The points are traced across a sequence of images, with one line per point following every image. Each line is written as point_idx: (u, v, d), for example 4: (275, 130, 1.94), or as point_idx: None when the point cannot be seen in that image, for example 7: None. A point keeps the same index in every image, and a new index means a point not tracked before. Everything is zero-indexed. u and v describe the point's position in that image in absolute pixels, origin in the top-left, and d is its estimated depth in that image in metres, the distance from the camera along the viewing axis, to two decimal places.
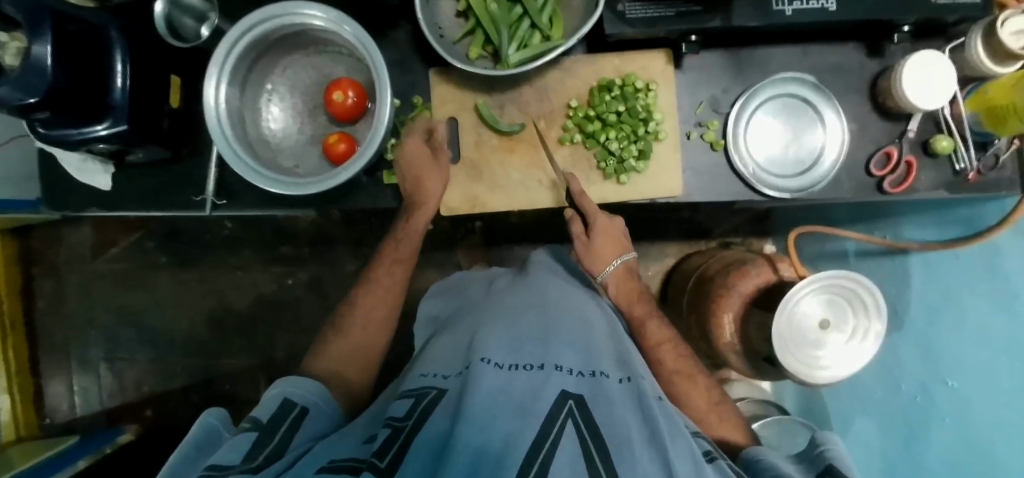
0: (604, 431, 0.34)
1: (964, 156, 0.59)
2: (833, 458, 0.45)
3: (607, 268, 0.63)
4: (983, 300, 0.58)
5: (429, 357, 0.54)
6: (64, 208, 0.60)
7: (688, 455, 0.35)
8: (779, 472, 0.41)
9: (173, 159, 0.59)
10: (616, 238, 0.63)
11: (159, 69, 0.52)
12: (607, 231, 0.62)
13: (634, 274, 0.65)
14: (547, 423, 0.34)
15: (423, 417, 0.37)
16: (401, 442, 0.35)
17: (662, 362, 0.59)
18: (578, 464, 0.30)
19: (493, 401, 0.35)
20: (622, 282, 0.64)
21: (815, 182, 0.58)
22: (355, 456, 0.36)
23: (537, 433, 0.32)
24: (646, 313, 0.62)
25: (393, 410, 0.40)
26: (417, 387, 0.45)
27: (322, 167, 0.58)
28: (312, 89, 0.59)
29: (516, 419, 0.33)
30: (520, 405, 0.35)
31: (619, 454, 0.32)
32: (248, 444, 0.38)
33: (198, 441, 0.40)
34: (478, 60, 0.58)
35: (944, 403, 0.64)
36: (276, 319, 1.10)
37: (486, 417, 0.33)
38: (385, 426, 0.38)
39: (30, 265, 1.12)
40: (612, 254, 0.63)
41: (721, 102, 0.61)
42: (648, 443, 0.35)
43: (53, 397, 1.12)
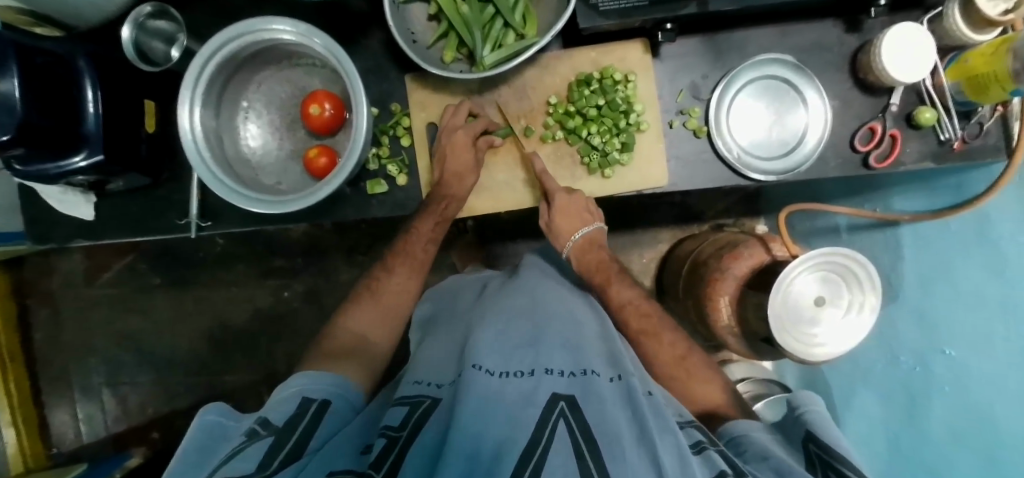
0: (593, 430, 0.37)
1: (948, 126, 0.59)
2: (812, 422, 0.46)
3: (568, 242, 0.63)
4: (976, 268, 0.58)
5: (421, 363, 0.56)
6: (49, 241, 0.60)
7: (678, 450, 0.37)
8: (763, 446, 0.42)
9: (154, 184, 0.59)
10: (575, 216, 0.60)
11: (131, 95, 0.52)
12: (565, 211, 0.59)
13: (598, 242, 0.65)
14: (536, 428, 0.37)
15: (417, 429, 0.40)
16: (399, 449, 0.37)
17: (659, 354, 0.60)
18: (570, 462, 0.33)
19: (483, 409, 0.38)
20: (585, 251, 0.64)
21: (800, 163, 0.58)
22: (353, 469, 0.36)
23: (527, 438, 0.35)
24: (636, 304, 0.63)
25: (388, 419, 0.42)
26: (410, 394, 0.47)
27: (304, 182, 0.58)
28: (289, 104, 0.58)
29: (505, 427, 0.36)
30: (511, 413, 0.38)
31: (609, 452, 0.35)
32: (262, 452, 0.36)
33: (207, 443, 0.39)
34: (453, 64, 0.58)
35: (943, 372, 0.64)
36: (275, 332, 1.11)
37: (476, 429, 0.36)
38: (380, 435, 0.39)
39: (25, 296, 1.12)
40: (572, 230, 0.62)
41: (702, 89, 0.60)
42: (637, 440, 0.37)
43: (59, 425, 1.13)
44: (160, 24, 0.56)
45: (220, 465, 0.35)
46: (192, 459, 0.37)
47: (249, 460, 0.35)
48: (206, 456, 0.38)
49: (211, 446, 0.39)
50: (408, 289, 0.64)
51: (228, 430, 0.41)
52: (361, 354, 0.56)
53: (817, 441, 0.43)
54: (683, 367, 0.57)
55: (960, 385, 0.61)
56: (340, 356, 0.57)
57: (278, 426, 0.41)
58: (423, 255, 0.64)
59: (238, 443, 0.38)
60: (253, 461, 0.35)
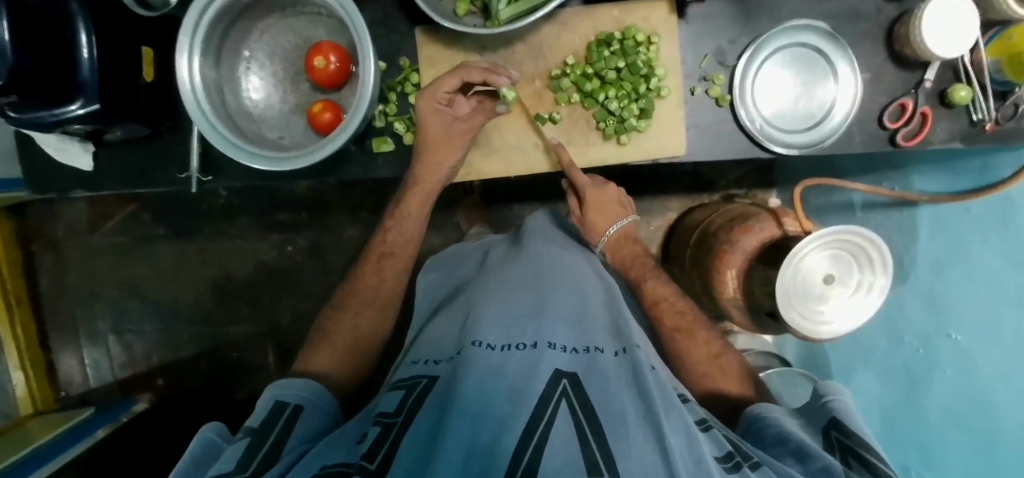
0: (595, 409, 0.37)
1: (982, 106, 0.55)
2: (839, 409, 0.47)
3: (604, 236, 0.69)
4: (996, 257, 0.58)
5: (427, 337, 0.57)
6: (47, 190, 0.58)
7: (682, 428, 0.38)
8: (784, 429, 0.45)
9: (153, 135, 0.57)
10: (608, 209, 0.68)
11: (128, 41, 0.49)
12: (597, 203, 0.67)
13: (631, 239, 0.70)
14: (539, 405, 0.37)
15: (412, 413, 0.40)
16: (390, 443, 0.37)
17: (672, 323, 0.63)
18: (571, 444, 0.33)
19: (484, 388, 0.38)
20: (619, 247, 0.70)
21: (824, 138, 0.56)
22: (346, 462, 0.37)
23: (530, 417, 0.35)
24: (644, 274, 0.66)
25: (384, 405, 0.44)
26: (408, 376, 0.48)
27: (308, 137, 0.56)
28: (292, 54, 0.55)
29: (507, 408, 0.36)
30: (514, 389, 0.38)
31: (612, 432, 0.35)
32: (238, 454, 0.39)
33: (198, 452, 0.41)
34: (466, 18, 0.55)
35: (945, 354, 0.67)
36: (279, 286, 1.11)
37: (478, 407, 0.36)
38: (376, 424, 0.41)
39: (28, 243, 1.12)
40: (606, 223, 0.68)
41: (728, 54, 0.57)
42: (643, 417, 0.38)
43: (67, 370, 1.15)
44: None
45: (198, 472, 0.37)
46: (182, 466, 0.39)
47: (229, 461, 0.38)
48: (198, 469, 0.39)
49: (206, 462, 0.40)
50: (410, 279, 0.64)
51: (220, 448, 0.42)
52: None
53: (842, 428, 0.45)
54: (700, 341, 0.62)
55: (964, 367, 0.64)
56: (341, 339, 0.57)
57: (256, 428, 0.43)
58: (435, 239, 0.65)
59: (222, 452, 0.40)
60: (233, 460, 0.38)
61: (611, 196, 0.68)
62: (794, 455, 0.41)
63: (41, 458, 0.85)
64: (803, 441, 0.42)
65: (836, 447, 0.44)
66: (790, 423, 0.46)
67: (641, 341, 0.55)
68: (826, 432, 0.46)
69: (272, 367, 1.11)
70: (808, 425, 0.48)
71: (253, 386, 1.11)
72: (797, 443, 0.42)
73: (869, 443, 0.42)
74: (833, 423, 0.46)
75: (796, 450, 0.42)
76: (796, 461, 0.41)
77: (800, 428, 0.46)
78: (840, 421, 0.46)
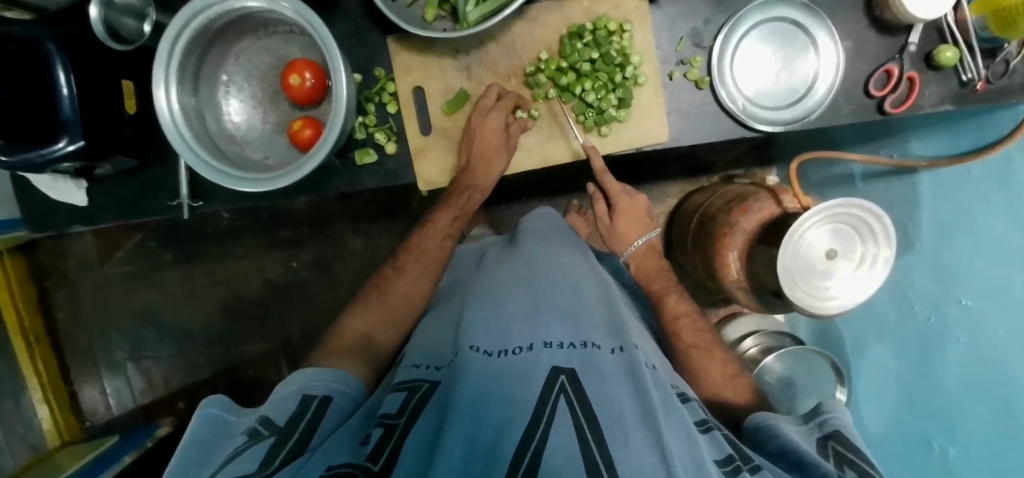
0: (593, 407, 0.37)
1: (971, 65, 0.54)
2: (840, 426, 0.46)
3: (630, 247, 0.70)
4: (998, 218, 0.58)
5: (422, 339, 0.57)
6: (46, 228, 0.60)
7: (681, 430, 0.38)
8: (784, 439, 0.44)
9: (142, 166, 0.58)
10: (637, 219, 0.70)
11: (109, 75, 0.50)
12: (628, 211, 0.70)
13: (656, 252, 0.70)
14: (538, 403, 0.37)
15: (414, 416, 0.40)
16: (396, 437, 0.38)
17: (691, 339, 0.63)
18: (571, 442, 0.33)
19: (483, 390, 0.38)
20: (644, 259, 0.70)
21: (809, 111, 0.55)
22: (352, 462, 0.37)
23: (529, 417, 0.35)
24: (666, 288, 0.67)
25: (387, 406, 0.43)
26: (408, 379, 0.48)
27: (292, 155, 0.56)
28: (270, 74, 0.56)
29: (507, 407, 0.36)
30: (511, 389, 0.38)
31: (611, 430, 0.35)
32: (262, 453, 0.38)
33: (207, 432, 0.42)
34: (436, 23, 0.55)
35: (957, 322, 0.66)
36: (287, 302, 1.13)
37: (477, 408, 0.36)
38: (379, 425, 0.40)
39: (42, 279, 1.15)
40: (634, 233, 0.70)
41: (704, 36, 0.56)
42: (641, 419, 0.38)
43: (89, 399, 1.18)
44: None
45: (223, 465, 0.37)
46: (198, 454, 0.40)
47: (249, 461, 0.37)
48: (209, 453, 0.40)
49: (214, 443, 0.41)
50: (410, 287, 0.66)
51: (227, 423, 0.44)
52: (359, 352, 0.58)
53: (841, 440, 0.44)
54: (717, 360, 0.62)
55: (977, 336, 0.63)
56: (342, 347, 0.58)
57: (280, 425, 0.42)
58: (437, 254, 0.67)
59: (242, 442, 0.41)
60: (253, 461, 0.37)
61: (641, 206, 0.71)
62: (793, 466, 0.41)
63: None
64: (802, 451, 0.41)
65: (834, 457, 0.43)
66: (789, 431, 0.46)
67: (640, 341, 0.55)
68: (824, 442, 0.45)
69: None
70: (805, 430, 0.47)
71: None
72: (795, 454, 0.41)
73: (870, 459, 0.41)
74: (831, 434, 0.45)
75: (794, 460, 0.41)
76: (795, 474, 0.41)
77: (799, 435, 0.46)
78: (840, 434, 0.45)
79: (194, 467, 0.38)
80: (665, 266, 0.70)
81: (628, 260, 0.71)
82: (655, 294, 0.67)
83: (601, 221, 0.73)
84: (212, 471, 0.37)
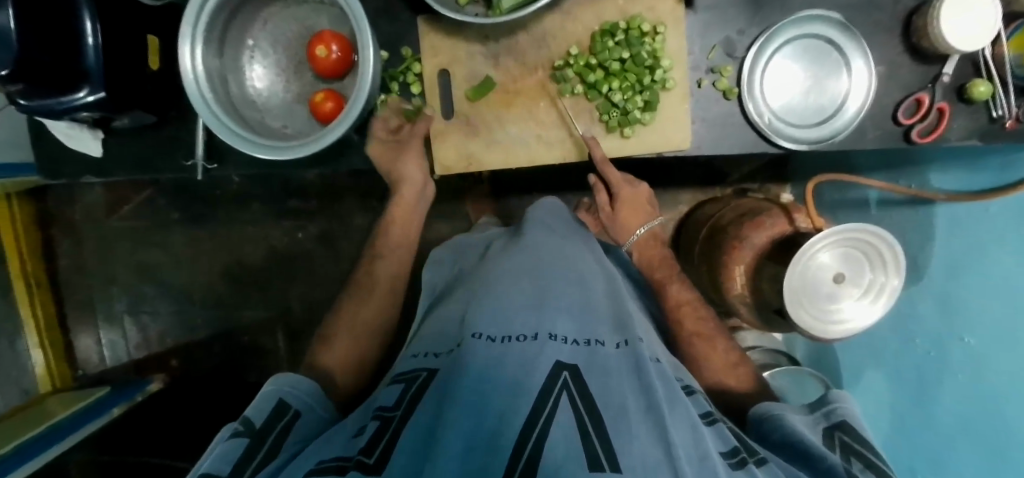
0: (597, 402, 0.37)
1: (1003, 102, 0.53)
2: (846, 416, 0.47)
3: (633, 236, 0.70)
4: (1008, 255, 0.59)
5: (423, 334, 0.57)
6: (60, 177, 0.60)
7: (686, 423, 0.38)
8: (790, 430, 0.44)
9: (160, 123, 0.58)
10: (639, 208, 0.69)
11: (134, 30, 0.49)
12: (630, 202, 0.69)
13: (658, 240, 0.71)
14: (539, 397, 0.37)
15: (412, 406, 0.41)
16: (390, 435, 0.37)
17: (694, 328, 0.64)
18: (573, 439, 0.33)
19: (484, 382, 0.38)
20: (646, 248, 0.70)
21: (835, 133, 0.55)
22: (342, 455, 0.37)
23: (530, 410, 0.35)
24: (669, 276, 0.68)
25: (385, 399, 0.44)
26: (408, 370, 0.49)
27: (311, 126, 0.56)
28: (296, 43, 0.55)
29: (509, 398, 0.36)
30: (514, 381, 0.38)
31: (614, 424, 0.35)
32: (237, 453, 0.40)
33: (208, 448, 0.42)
34: (468, 7, 0.54)
35: (955, 356, 0.67)
36: (289, 272, 1.13)
37: (478, 398, 0.36)
38: (375, 419, 0.41)
39: (48, 226, 1.15)
40: (636, 223, 0.70)
41: (736, 46, 0.55)
42: (644, 413, 0.38)
43: (85, 349, 1.19)
44: None
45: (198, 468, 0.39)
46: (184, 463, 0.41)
47: (225, 460, 0.39)
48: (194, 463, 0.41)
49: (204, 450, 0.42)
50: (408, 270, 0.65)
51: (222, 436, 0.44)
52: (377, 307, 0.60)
53: (847, 431, 0.45)
54: (719, 349, 0.63)
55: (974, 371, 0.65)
56: None
57: (255, 425, 0.44)
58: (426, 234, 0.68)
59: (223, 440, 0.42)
60: (229, 461, 0.39)
61: (643, 196, 0.70)
62: (799, 458, 0.41)
63: (45, 442, 0.86)
64: (810, 443, 0.42)
65: (841, 449, 0.44)
66: (796, 422, 0.46)
67: (645, 336, 0.55)
68: (830, 433, 0.46)
69: (283, 352, 1.13)
70: (811, 420, 0.48)
71: (264, 368, 1.13)
72: (802, 445, 0.42)
73: (876, 450, 0.43)
74: (837, 424, 0.46)
75: (802, 453, 0.41)
76: (802, 464, 0.41)
77: (805, 425, 0.46)
78: (847, 424, 0.46)
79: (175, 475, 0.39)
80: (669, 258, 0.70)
81: (630, 249, 0.71)
82: (656, 281, 0.68)
83: (603, 211, 0.72)
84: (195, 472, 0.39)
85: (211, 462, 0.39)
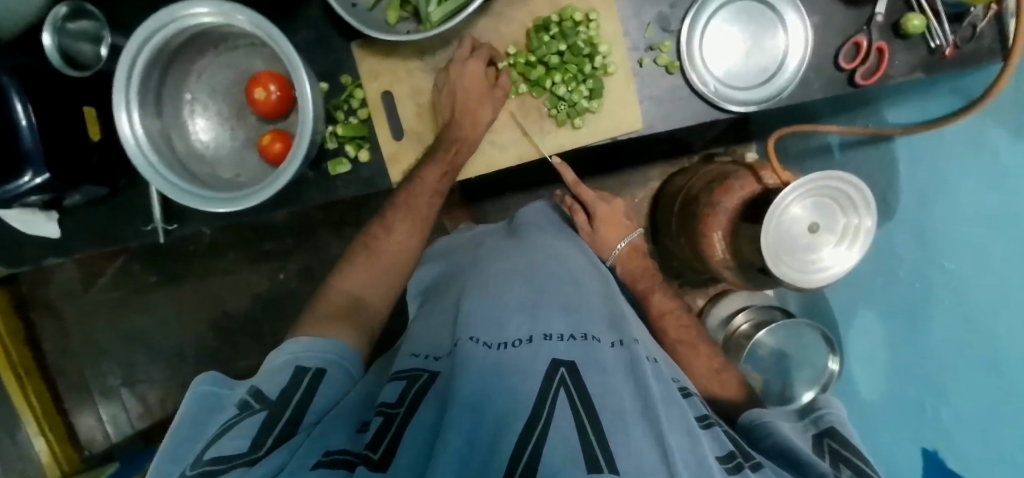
0: (593, 402, 0.37)
1: (939, 32, 0.54)
2: (835, 422, 0.48)
3: (615, 250, 0.71)
4: (972, 180, 0.60)
5: (415, 335, 0.57)
6: (21, 262, 0.59)
7: (682, 426, 0.38)
8: (779, 437, 0.45)
9: (112, 192, 0.57)
10: (617, 224, 0.71)
11: (69, 103, 0.49)
12: (607, 218, 0.70)
13: (640, 251, 0.73)
14: (538, 399, 0.37)
15: (415, 404, 0.40)
16: (396, 427, 0.37)
17: (677, 335, 0.66)
18: (571, 439, 0.33)
19: (484, 383, 0.38)
20: (629, 259, 0.72)
21: (780, 89, 0.55)
22: (349, 449, 0.36)
23: (529, 413, 0.35)
24: (652, 287, 0.70)
25: (387, 394, 0.43)
26: (407, 368, 0.48)
27: (263, 169, 0.55)
28: (233, 90, 0.55)
29: (508, 401, 0.36)
30: (513, 386, 0.38)
31: (612, 427, 0.35)
32: (255, 428, 0.38)
33: (204, 406, 0.43)
34: (399, 25, 0.54)
35: (939, 286, 0.66)
36: (278, 314, 1.13)
37: (478, 400, 0.35)
38: (377, 414, 0.39)
39: (27, 312, 1.14)
40: (616, 237, 0.71)
41: (671, 20, 0.56)
42: (641, 415, 0.38)
43: (87, 429, 1.18)
44: (83, 26, 0.54)
45: (214, 439, 0.37)
46: (187, 432, 0.40)
47: (242, 438, 0.36)
48: (202, 430, 0.40)
49: (205, 418, 0.41)
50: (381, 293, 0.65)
51: (222, 397, 0.44)
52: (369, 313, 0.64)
53: (837, 438, 0.46)
54: (702, 355, 0.64)
55: (958, 300, 0.63)
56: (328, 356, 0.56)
57: (272, 397, 0.42)
58: None
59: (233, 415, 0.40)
60: (246, 439, 0.36)
61: (619, 210, 0.71)
62: (788, 464, 0.42)
63: None
64: (799, 449, 0.42)
65: (829, 454, 0.45)
66: (786, 429, 0.47)
67: (641, 335, 0.55)
68: (819, 439, 0.47)
69: None
70: (801, 427, 0.48)
71: None
72: (792, 451, 0.42)
73: (862, 454, 0.43)
74: (826, 431, 0.47)
75: (793, 458, 0.42)
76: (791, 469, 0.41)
77: (795, 432, 0.47)
78: (835, 431, 0.47)
79: (187, 448, 0.38)
80: (651, 264, 0.72)
81: (616, 261, 0.72)
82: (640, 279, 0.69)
83: (581, 232, 0.73)
84: (202, 446, 0.37)
85: (227, 437, 0.37)
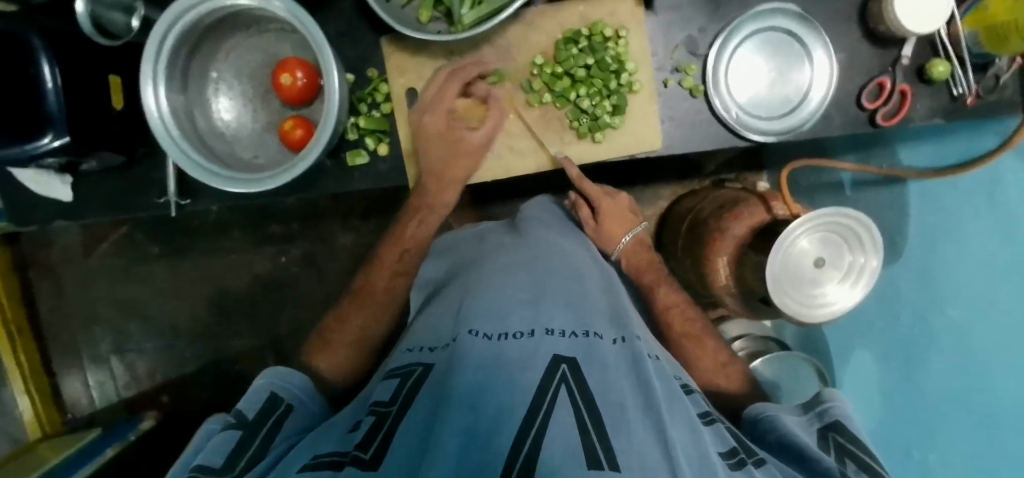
0: (595, 398, 0.37)
1: (962, 80, 0.55)
2: (840, 416, 0.47)
3: (620, 244, 0.70)
4: (987, 227, 0.62)
5: (414, 332, 0.57)
6: (29, 222, 0.59)
7: (685, 420, 0.38)
8: (783, 432, 0.45)
9: (129, 163, 0.58)
10: (621, 218, 0.71)
11: (95, 70, 0.49)
12: (611, 211, 0.70)
13: (644, 246, 0.72)
14: (537, 393, 0.36)
15: (407, 402, 0.40)
16: (389, 425, 0.37)
17: (683, 328, 0.66)
18: (570, 436, 0.32)
19: (482, 378, 0.37)
20: (634, 254, 0.71)
21: (802, 122, 0.55)
22: (339, 452, 0.36)
23: (527, 409, 0.34)
24: (657, 279, 0.69)
25: (380, 393, 0.44)
26: (403, 365, 0.48)
27: (282, 154, 0.56)
28: (258, 72, 0.55)
29: (506, 393, 0.36)
30: (511, 379, 0.38)
31: (613, 422, 0.35)
32: (229, 445, 0.39)
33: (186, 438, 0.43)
34: (430, 24, 0.54)
35: (941, 329, 0.67)
36: (276, 297, 1.12)
37: (474, 397, 0.35)
38: (369, 415, 0.40)
39: (25, 270, 1.13)
40: (621, 230, 0.70)
41: (699, 44, 0.56)
42: (643, 409, 0.38)
43: (72, 392, 1.16)
44: None
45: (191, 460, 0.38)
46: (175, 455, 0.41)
47: (217, 453, 0.38)
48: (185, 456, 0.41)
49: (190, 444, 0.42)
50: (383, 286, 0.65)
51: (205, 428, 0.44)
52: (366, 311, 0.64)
53: (843, 433, 0.45)
54: (708, 355, 0.64)
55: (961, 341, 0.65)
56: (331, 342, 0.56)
57: (247, 419, 0.43)
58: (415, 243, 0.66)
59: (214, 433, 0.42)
60: (221, 454, 0.38)
61: (623, 204, 0.72)
62: (793, 460, 0.42)
63: None
64: (804, 444, 0.42)
65: (834, 448, 0.44)
66: (790, 424, 0.46)
67: (643, 333, 0.54)
68: (824, 434, 0.46)
69: None
70: (805, 421, 0.48)
71: None
72: (796, 448, 0.42)
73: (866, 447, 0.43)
74: (832, 425, 0.46)
75: (796, 457, 0.42)
76: (795, 466, 0.41)
77: (799, 427, 0.47)
78: (841, 424, 0.46)
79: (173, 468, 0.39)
80: (654, 259, 0.71)
81: (620, 256, 0.71)
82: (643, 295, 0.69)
83: (586, 227, 0.72)
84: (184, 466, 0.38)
85: (204, 454, 0.38)
